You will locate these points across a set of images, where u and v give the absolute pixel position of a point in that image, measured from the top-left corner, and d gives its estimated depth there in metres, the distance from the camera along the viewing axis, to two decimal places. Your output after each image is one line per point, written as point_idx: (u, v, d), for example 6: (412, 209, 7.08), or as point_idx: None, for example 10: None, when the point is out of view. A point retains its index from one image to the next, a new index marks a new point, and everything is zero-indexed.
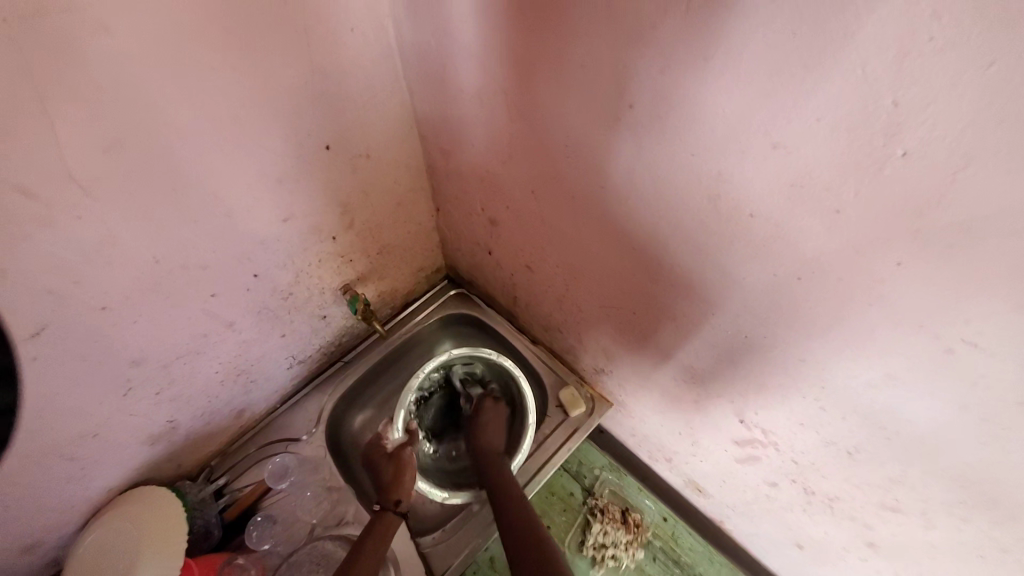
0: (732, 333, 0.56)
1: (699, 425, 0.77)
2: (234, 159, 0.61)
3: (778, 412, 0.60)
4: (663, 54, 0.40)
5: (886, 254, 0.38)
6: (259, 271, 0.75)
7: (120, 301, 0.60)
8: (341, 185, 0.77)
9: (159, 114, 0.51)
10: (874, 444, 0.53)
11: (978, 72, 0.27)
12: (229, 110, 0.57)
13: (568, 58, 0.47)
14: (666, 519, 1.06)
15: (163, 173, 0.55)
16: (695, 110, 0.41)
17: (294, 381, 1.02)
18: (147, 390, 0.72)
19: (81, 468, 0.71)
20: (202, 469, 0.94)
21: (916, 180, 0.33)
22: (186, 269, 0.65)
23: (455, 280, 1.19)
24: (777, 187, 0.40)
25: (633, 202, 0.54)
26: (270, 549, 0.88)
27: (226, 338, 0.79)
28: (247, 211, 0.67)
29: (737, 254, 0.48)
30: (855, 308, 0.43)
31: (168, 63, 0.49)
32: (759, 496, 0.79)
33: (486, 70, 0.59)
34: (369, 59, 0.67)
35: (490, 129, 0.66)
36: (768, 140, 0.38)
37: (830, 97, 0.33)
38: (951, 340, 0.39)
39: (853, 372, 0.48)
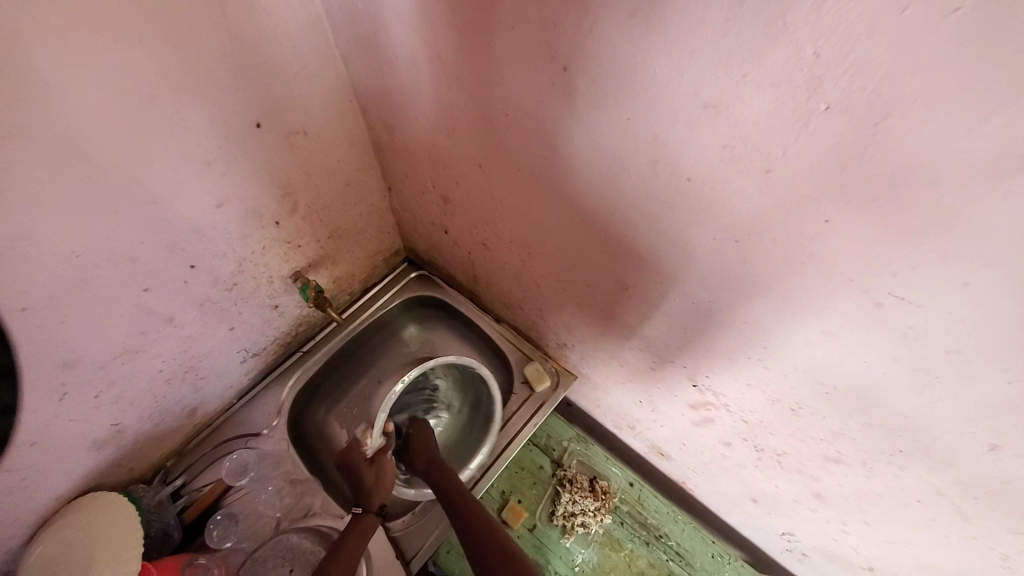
0: (680, 300, 0.57)
1: (656, 391, 0.79)
2: (155, 140, 0.56)
3: (726, 374, 0.62)
4: (591, 13, 0.38)
5: (815, 211, 0.38)
6: (197, 261, 0.71)
7: (40, 301, 0.56)
8: (280, 166, 0.73)
9: (63, 95, 0.46)
10: (815, 399, 0.55)
11: (892, 18, 0.27)
12: (141, 86, 0.52)
13: (500, 20, 0.45)
14: (633, 484, 1.09)
15: (73, 159, 0.50)
16: (627, 72, 0.40)
17: (250, 375, 0.98)
18: (84, 394, 0.68)
19: (17, 481, 0.66)
20: (157, 472, 0.90)
21: (840, 134, 0.33)
22: (112, 262, 0.60)
23: (414, 262, 1.16)
24: (711, 150, 0.40)
25: (579, 173, 0.53)
26: (234, 546, 0.86)
27: (168, 334, 0.75)
28: (175, 197, 0.62)
29: (680, 219, 0.48)
30: (792, 268, 0.43)
31: (67, 36, 0.44)
32: (716, 456, 0.82)
33: (420, 37, 0.56)
34: (297, 29, 0.63)
35: (432, 101, 0.63)
36: (699, 101, 0.38)
37: (754, 53, 0.33)
38: (879, 293, 0.40)
39: (792, 331, 0.49)
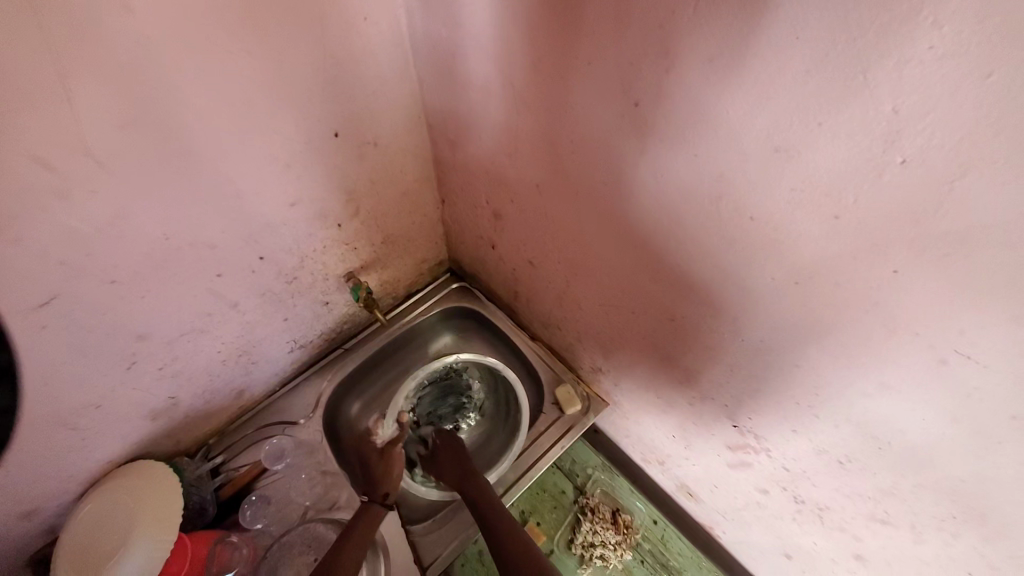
0: (728, 336, 0.57)
1: (693, 428, 0.78)
2: (246, 141, 0.62)
3: (771, 417, 0.60)
4: (668, 54, 0.40)
5: (884, 261, 0.38)
6: (266, 254, 0.77)
7: (127, 276, 0.61)
8: (350, 172, 0.78)
9: (175, 95, 0.52)
10: (865, 454, 0.53)
11: (978, 81, 0.27)
12: (243, 93, 0.58)
13: (577, 53, 0.48)
14: (657, 521, 1.06)
15: (175, 153, 0.56)
16: (697, 111, 0.41)
17: (294, 365, 1.03)
18: (150, 365, 0.74)
19: (81, 439, 0.72)
20: (200, 447, 0.95)
21: (914, 188, 0.33)
22: (194, 248, 0.66)
23: (457, 273, 1.19)
24: (777, 191, 0.41)
25: (636, 202, 0.55)
26: (263, 528, 0.90)
27: (229, 319, 0.80)
28: (256, 194, 0.68)
29: (738, 257, 0.48)
30: (851, 315, 0.43)
31: (186, 45, 0.50)
32: (750, 502, 0.79)
33: (496, 63, 0.59)
34: (383, 49, 0.68)
35: (498, 122, 0.66)
36: (769, 144, 0.38)
37: (829, 104, 0.34)
38: (944, 350, 0.39)
39: (847, 381, 0.48)
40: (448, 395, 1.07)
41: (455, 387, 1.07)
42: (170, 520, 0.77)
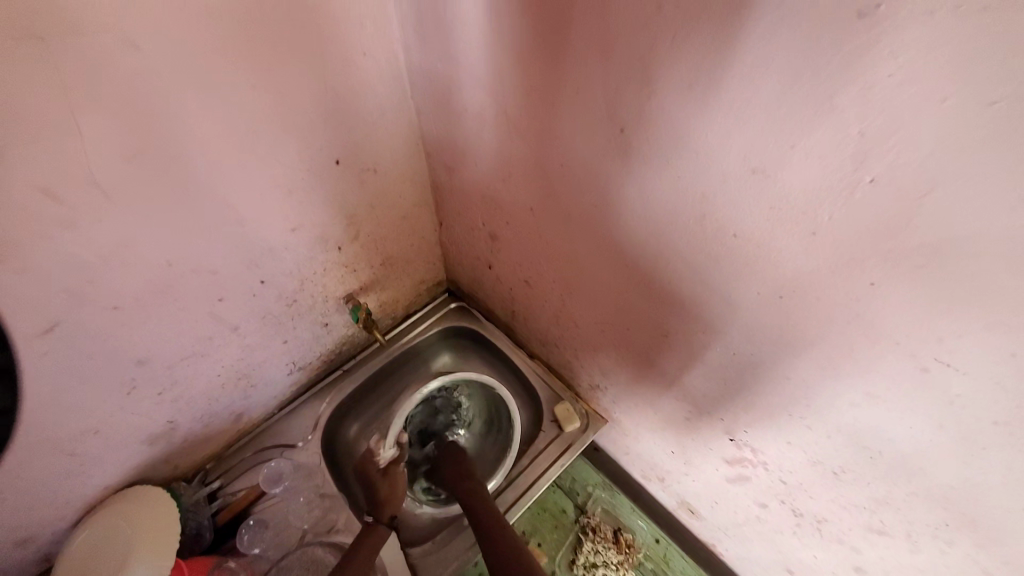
0: (720, 350, 0.58)
1: (690, 443, 0.78)
2: (249, 168, 0.64)
3: (765, 430, 0.61)
4: (650, 83, 0.43)
5: (860, 275, 0.40)
6: (266, 277, 0.78)
7: (130, 301, 0.63)
8: (349, 196, 0.80)
9: (181, 127, 0.54)
10: (859, 464, 0.54)
11: (935, 105, 0.30)
12: (247, 122, 0.60)
13: (565, 83, 0.50)
14: (659, 540, 1.05)
15: (181, 181, 0.58)
16: (680, 135, 0.44)
17: (293, 387, 1.03)
18: (150, 389, 0.74)
19: (79, 464, 0.72)
20: (197, 472, 0.95)
21: (885, 204, 0.35)
22: (196, 272, 0.67)
23: (455, 293, 1.21)
24: (757, 210, 0.43)
25: (626, 221, 0.57)
26: (260, 553, 0.89)
27: (229, 342, 0.81)
28: (257, 219, 0.70)
29: (725, 273, 0.50)
30: (835, 327, 0.44)
31: (194, 80, 0.52)
32: (751, 518, 0.79)
33: (489, 92, 0.62)
34: (381, 80, 0.71)
35: (492, 148, 0.69)
36: (748, 165, 0.41)
37: (801, 126, 0.36)
38: (926, 358, 0.40)
39: (835, 391, 0.49)
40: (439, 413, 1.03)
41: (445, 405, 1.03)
42: (165, 557, 0.75)
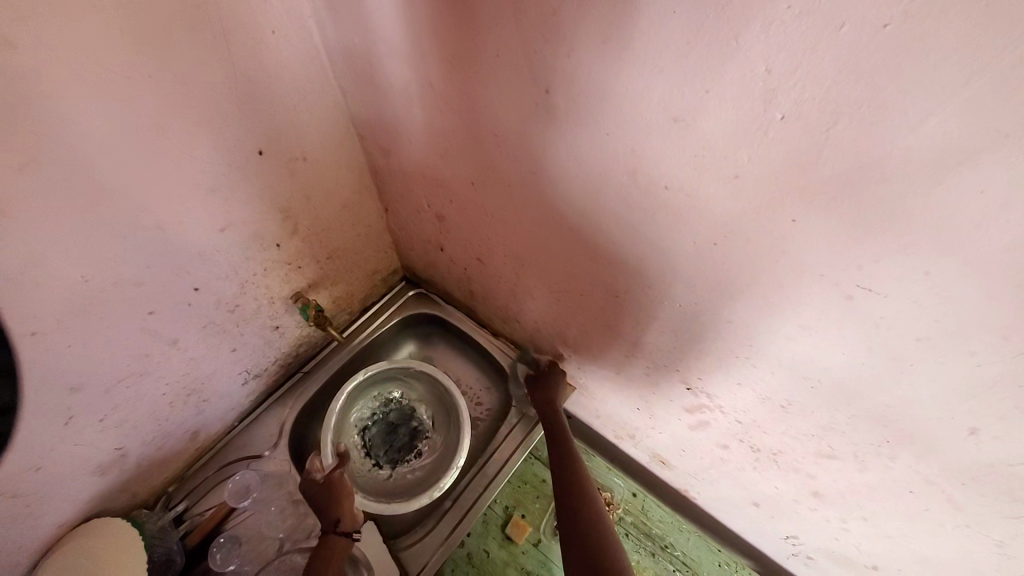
0: (668, 303, 0.59)
1: (653, 399, 0.80)
2: (162, 169, 0.59)
3: (717, 375, 0.64)
4: (564, 38, 0.42)
5: (783, 212, 0.41)
6: (201, 284, 0.74)
7: (50, 325, 0.58)
8: (280, 189, 0.76)
9: (75, 129, 0.50)
10: (803, 395, 0.57)
11: (832, 34, 0.30)
12: (150, 117, 0.55)
13: (484, 47, 0.49)
14: (636, 494, 1.09)
15: (86, 189, 0.53)
16: (602, 90, 0.43)
17: (251, 397, 0.99)
18: (90, 418, 0.69)
19: (23, 507, 0.67)
20: (159, 497, 0.91)
21: (797, 139, 0.36)
22: (120, 286, 0.63)
23: (412, 281, 1.18)
24: (683, 159, 0.43)
25: (563, 185, 0.56)
26: (237, 569, 0.85)
27: (172, 357, 0.76)
28: (180, 222, 0.65)
29: (660, 226, 0.51)
30: (767, 266, 0.46)
31: (81, 75, 0.47)
32: (716, 460, 0.83)
33: (411, 65, 0.59)
34: (296, 60, 0.67)
35: (424, 123, 0.66)
36: (669, 114, 0.41)
37: (715, 69, 0.36)
38: (849, 286, 0.42)
39: (774, 328, 0.51)
40: (397, 428, 1.07)
41: (401, 418, 1.08)
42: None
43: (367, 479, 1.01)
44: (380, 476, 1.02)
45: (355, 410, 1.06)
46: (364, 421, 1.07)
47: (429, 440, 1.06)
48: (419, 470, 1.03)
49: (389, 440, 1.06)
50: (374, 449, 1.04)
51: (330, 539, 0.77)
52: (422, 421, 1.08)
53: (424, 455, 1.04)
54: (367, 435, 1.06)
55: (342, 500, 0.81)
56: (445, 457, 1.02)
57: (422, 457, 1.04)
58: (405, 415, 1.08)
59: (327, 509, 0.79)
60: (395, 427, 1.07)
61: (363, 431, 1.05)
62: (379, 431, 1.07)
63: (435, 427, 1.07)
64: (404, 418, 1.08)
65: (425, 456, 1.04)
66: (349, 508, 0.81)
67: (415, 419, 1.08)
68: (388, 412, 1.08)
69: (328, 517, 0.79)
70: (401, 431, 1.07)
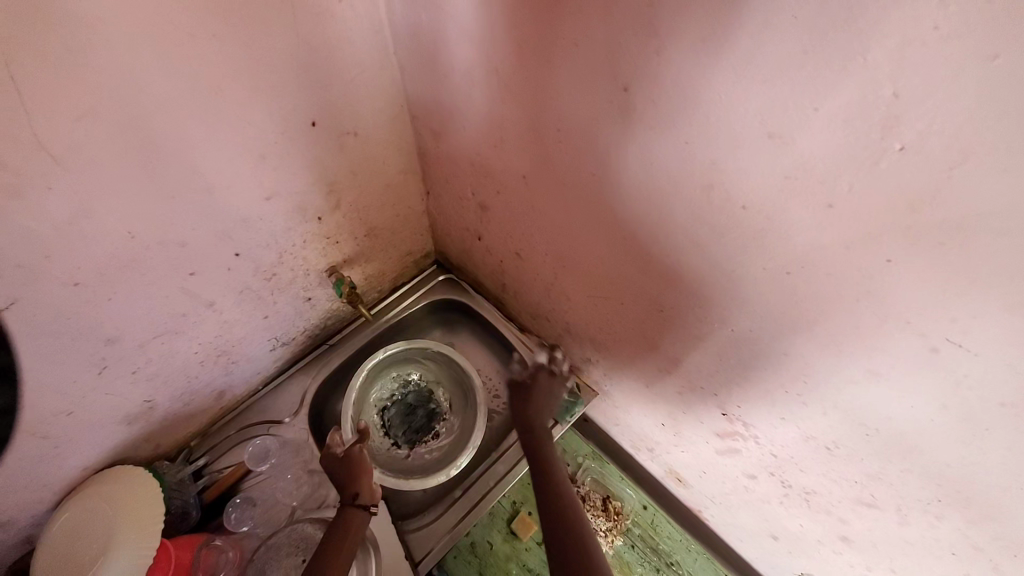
0: (721, 327, 0.56)
1: (682, 418, 0.78)
2: (216, 131, 0.59)
3: (761, 406, 0.60)
4: (657, 36, 0.38)
5: (877, 250, 0.37)
6: (242, 250, 0.73)
7: (93, 278, 0.58)
8: (328, 162, 0.75)
9: (134, 85, 0.49)
10: (852, 440, 0.54)
11: (980, 65, 0.26)
12: (210, 79, 0.54)
13: (562, 37, 0.46)
14: (647, 507, 1.07)
15: (140, 146, 0.53)
16: (689, 96, 0.40)
17: (277, 364, 1.00)
18: (123, 370, 0.71)
19: (53, 447, 0.69)
20: (181, 450, 0.93)
21: (911, 175, 0.32)
22: (164, 245, 0.63)
23: (444, 265, 1.17)
24: (769, 180, 0.40)
25: (626, 192, 0.53)
26: (250, 530, 0.87)
27: (207, 318, 0.77)
28: (228, 187, 0.65)
29: (728, 248, 0.48)
30: (844, 305, 0.42)
31: (145, 30, 0.47)
32: (739, 488, 0.80)
33: (476, 47, 0.57)
34: (359, 32, 0.64)
35: (482, 110, 0.64)
36: (764, 130, 0.37)
37: (829, 86, 0.32)
38: (937, 338, 0.39)
39: (836, 369, 0.48)
40: (415, 408, 1.07)
41: (419, 399, 1.08)
42: (150, 539, 0.74)
43: (385, 457, 1.01)
44: (397, 455, 1.02)
45: (374, 390, 1.07)
46: (382, 400, 1.07)
47: (446, 422, 1.06)
48: (436, 451, 1.03)
49: (407, 421, 1.06)
50: (391, 429, 1.04)
51: (349, 513, 0.78)
52: (439, 403, 1.08)
53: (441, 437, 1.04)
54: (385, 414, 1.06)
55: (364, 478, 0.82)
56: (463, 440, 1.01)
57: (439, 439, 1.04)
58: (423, 396, 1.08)
59: (345, 484, 0.81)
60: (413, 407, 1.07)
61: (382, 409, 1.06)
62: (397, 411, 1.07)
63: (452, 409, 1.07)
64: (421, 399, 1.08)
65: (442, 438, 1.04)
66: (367, 484, 0.82)
67: (433, 400, 1.08)
68: (406, 392, 1.08)
69: (346, 492, 0.80)
70: (420, 410, 1.07)
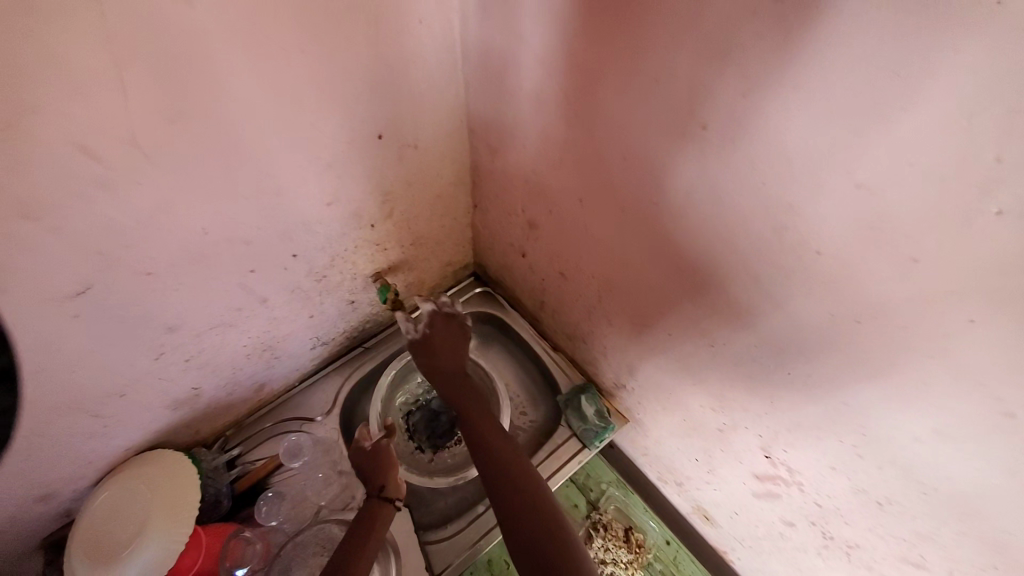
0: (776, 368, 0.55)
1: (718, 454, 0.76)
2: (292, 138, 0.61)
3: (809, 451, 0.59)
4: (742, 78, 0.39)
5: (957, 308, 0.36)
6: (299, 252, 0.76)
7: (164, 268, 0.61)
8: (387, 173, 0.77)
9: (226, 91, 0.52)
10: (906, 498, 0.52)
11: None
12: (294, 89, 0.57)
13: (640, 70, 0.47)
14: (670, 542, 1.04)
15: (223, 148, 0.56)
16: (770, 137, 0.40)
17: (315, 362, 1.03)
18: (177, 357, 0.74)
19: (103, 424, 0.72)
20: (217, 438, 0.95)
21: (1006, 239, 0.32)
22: (231, 243, 0.66)
23: (481, 278, 1.18)
24: (848, 228, 0.39)
25: (688, 223, 0.54)
26: (278, 525, 0.87)
27: (258, 314, 0.80)
28: (295, 191, 0.68)
29: (793, 290, 0.47)
30: (913, 359, 0.41)
31: (242, 41, 0.50)
32: (773, 533, 0.77)
33: (548, 72, 0.58)
34: (432, 51, 0.67)
35: (546, 132, 0.66)
36: (850, 179, 0.37)
37: (927, 143, 0.32)
38: (1013, 404, 0.37)
39: (897, 423, 0.47)
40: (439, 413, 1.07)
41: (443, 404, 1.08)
42: (183, 526, 0.76)
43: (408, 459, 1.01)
44: (421, 459, 1.02)
45: (400, 393, 1.09)
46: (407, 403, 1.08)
47: None
48: (460, 455, 1.03)
49: (431, 426, 1.06)
50: (416, 432, 1.05)
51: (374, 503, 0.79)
52: None
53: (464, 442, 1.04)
54: (411, 418, 1.07)
55: (389, 469, 0.83)
56: None
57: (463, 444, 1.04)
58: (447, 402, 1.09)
59: (372, 476, 0.82)
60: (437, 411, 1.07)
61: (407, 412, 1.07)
62: (422, 415, 1.07)
63: None
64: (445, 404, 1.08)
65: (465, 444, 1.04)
66: (394, 477, 0.83)
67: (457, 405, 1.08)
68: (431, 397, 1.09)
69: (373, 484, 0.81)
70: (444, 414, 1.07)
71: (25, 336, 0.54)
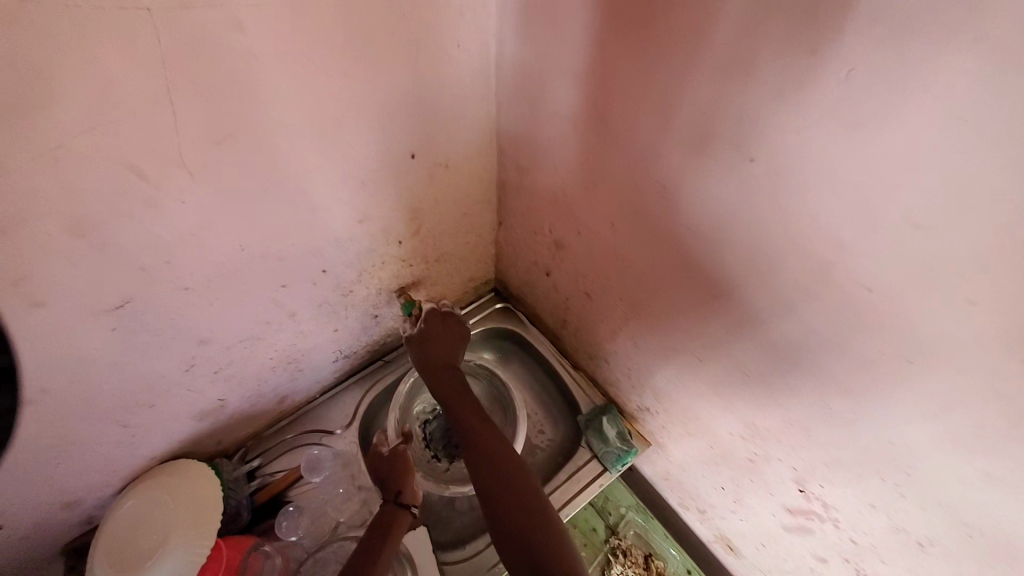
0: (814, 401, 0.54)
1: (747, 484, 0.75)
2: (329, 158, 0.62)
3: (847, 487, 0.57)
4: (791, 112, 0.39)
5: (1017, 353, 0.35)
6: (328, 267, 0.77)
7: (200, 283, 0.62)
8: (417, 191, 0.78)
9: (271, 114, 0.53)
10: (951, 541, 0.50)
11: None
12: (334, 111, 0.58)
13: (682, 99, 0.47)
14: (691, 571, 1.02)
15: (264, 168, 0.57)
16: (819, 170, 0.40)
17: (336, 374, 1.03)
18: (206, 369, 0.74)
19: (131, 434, 0.73)
20: (238, 449, 0.96)
21: None
22: (265, 259, 0.67)
23: (501, 293, 1.18)
24: (901, 266, 0.39)
25: (726, 252, 0.53)
26: (297, 540, 0.88)
27: (285, 328, 0.80)
28: (329, 209, 0.68)
29: (836, 323, 0.46)
30: (966, 401, 0.40)
31: (289, 66, 0.51)
32: (802, 568, 0.75)
33: (584, 97, 0.59)
34: (467, 73, 0.68)
35: (578, 155, 0.66)
36: (906, 219, 0.37)
37: (990, 189, 0.31)
38: None
39: (944, 464, 0.45)
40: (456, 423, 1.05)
41: None
42: (205, 536, 0.77)
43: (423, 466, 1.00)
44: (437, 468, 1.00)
45: (418, 402, 1.08)
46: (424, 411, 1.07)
47: None
48: None
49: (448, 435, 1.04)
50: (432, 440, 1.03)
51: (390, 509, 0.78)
52: None
53: None
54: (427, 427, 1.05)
55: (406, 474, 0.82)
56: None
57: None
58: None
59: (390, 482, 0.81)
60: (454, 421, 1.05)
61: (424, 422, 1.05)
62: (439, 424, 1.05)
63: None
64: None
65: None
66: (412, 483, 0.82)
67: None
68: None
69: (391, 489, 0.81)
70: None
71: (64, 348, 0.55)
